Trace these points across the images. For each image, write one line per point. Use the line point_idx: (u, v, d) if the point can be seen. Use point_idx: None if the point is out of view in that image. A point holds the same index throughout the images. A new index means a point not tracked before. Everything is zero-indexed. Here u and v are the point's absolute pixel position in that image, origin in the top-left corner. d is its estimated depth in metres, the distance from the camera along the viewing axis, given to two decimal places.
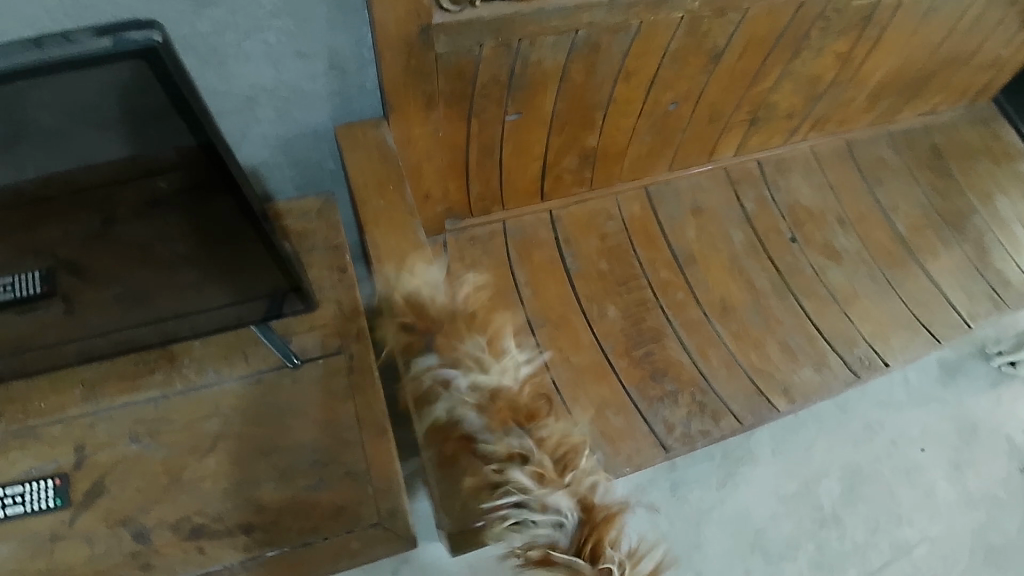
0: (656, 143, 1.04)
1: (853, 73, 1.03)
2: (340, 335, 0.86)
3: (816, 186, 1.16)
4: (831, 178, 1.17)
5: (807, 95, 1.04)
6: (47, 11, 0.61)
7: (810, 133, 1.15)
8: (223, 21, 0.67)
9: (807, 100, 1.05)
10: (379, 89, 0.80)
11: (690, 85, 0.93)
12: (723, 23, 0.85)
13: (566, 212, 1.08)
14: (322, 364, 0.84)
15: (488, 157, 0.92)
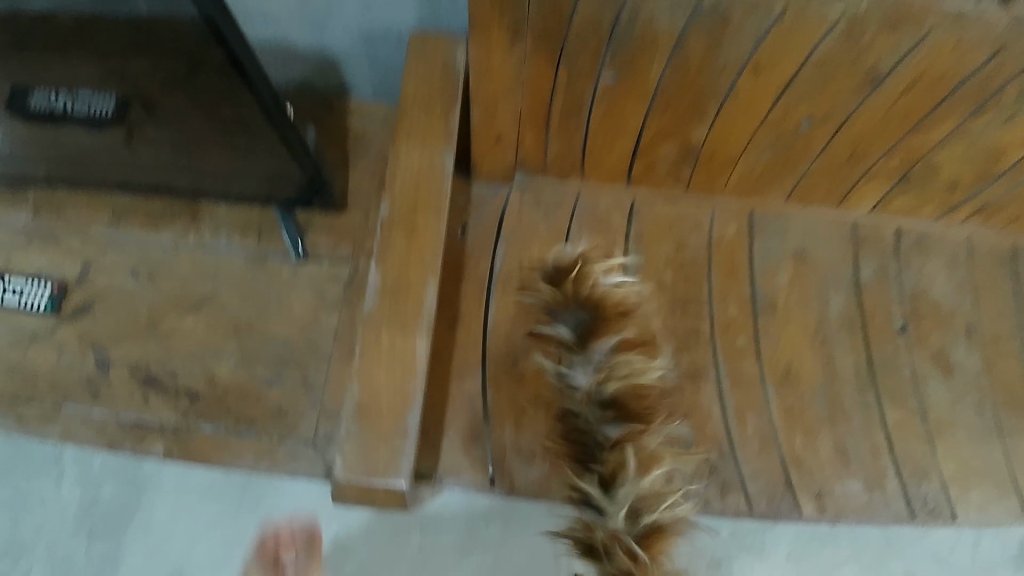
0: (773, 162, 0.90)
1: None
2: (353, 245, 0.82)
3: (956, 281, 0.95)
4: (976, 278, 0.95)
5: (980, 171, 0.84)
6: None
7: (974, 219, 0.94)
8: None
9: (979, 176, 0.85)
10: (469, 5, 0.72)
11: (831, 105, 0.79)
12: (891, 41, 0.69)
13: (649, 207, 0.98)
14: (323, 267, 0.82)
15: (574, 116, 0.84)
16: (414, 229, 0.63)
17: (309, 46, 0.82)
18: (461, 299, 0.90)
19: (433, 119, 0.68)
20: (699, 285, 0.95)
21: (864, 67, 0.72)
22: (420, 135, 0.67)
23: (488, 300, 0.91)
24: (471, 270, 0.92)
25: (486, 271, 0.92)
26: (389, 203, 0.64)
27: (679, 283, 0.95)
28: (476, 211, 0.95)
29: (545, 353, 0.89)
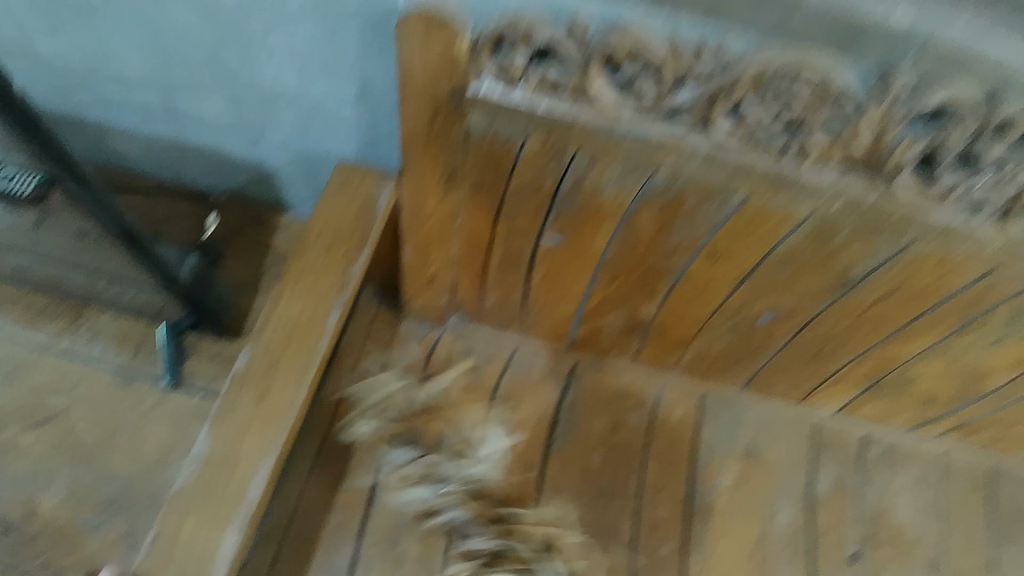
0: (732, 346, 0.80)
1: None
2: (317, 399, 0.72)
3: (923, 504, 0.87)
4: (948, 502, 0.87)
5: (962, 389, 0.80)
6: None
7: (950, 433, 0.87)
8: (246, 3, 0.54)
9: (959, 395, 0.81)
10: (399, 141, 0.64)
11: (796, 301, 0.72)
12: (867, 248, 0.64)
13: (591, 373, 0.86)
14: (194, 401, 0.76)
15: (511, 272, 0.74)
16: (266, 389, 0.56)
17: (244, 157, 0.74)
18: (358, 450, 0.80)
19: (328, 264, 0.61)
20: (631, 477, 0.83)
21: (839, 261, 0.66)
22: (307, 283, 0.60)
23: (385, 459, 0.79)
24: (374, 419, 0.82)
25: (389, 423, 0.80)
26: (252, 352, 0.58)
27: (609, 469, 0.83)
28: (399, 352, 0.85)
29: (436, 531, 0.77)
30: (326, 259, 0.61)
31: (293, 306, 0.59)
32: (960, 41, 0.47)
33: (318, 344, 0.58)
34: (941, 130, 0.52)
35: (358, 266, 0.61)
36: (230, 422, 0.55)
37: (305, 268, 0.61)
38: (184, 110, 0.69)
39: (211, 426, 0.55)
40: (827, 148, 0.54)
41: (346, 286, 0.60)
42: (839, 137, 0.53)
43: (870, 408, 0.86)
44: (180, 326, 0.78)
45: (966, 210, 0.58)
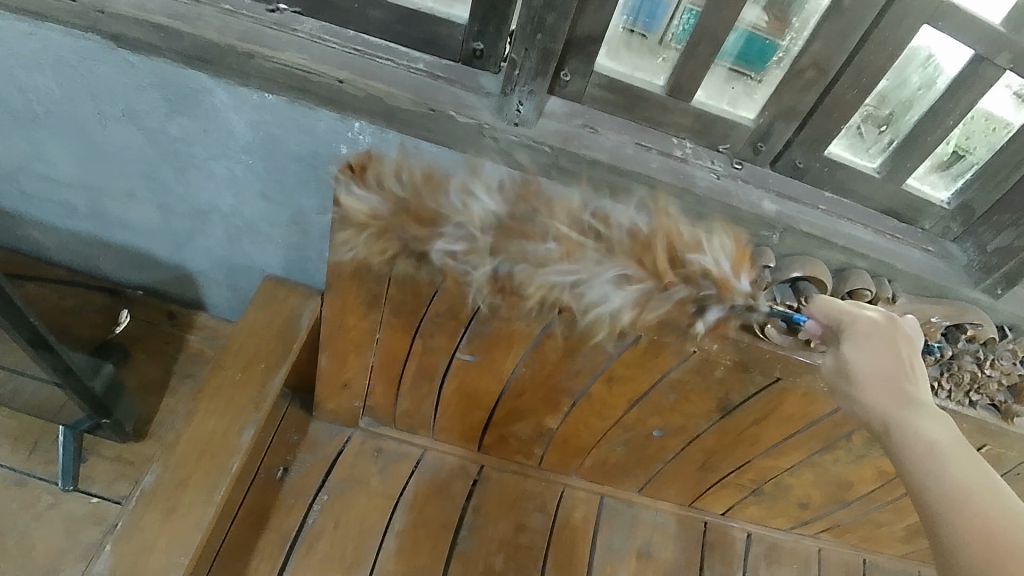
0: (626, 455, 0.86)
1: (894, 496, 0.88)
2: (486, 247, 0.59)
3: None
4: None
5: (831, 495, 0.89)
6: (54, 74, 0.57)
7: (824, 533, 0.96)
8: (193, 134, 0.60)
9: (828, 500, 0.90)
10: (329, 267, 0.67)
11: (683, 421, 0.79)
12: (744, 380, 0.72)
13: (496, 476, 0.89)
14: (90, 503, 0.76)
15: (425, 381, 0.78)
16: (172, 505, 0.58)
17: (167, 258, 0.77)
18: (256, 553, 0.78)
19: (246, 380, 0.65)
20: None
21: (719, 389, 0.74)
22: (221, 399, 0.63)
23: (285, 562, 0.78)
24: (275, 521, 0.80)
25: (293, 525, 0.80)
26: (161, 468, 0.59)
27: (511, 572, 0.84)
28: (306, 456, 0.84)
29: None
30: (242, 376, 0.65)
31: (210, 423, 0.62)
32: (812, 228, 0.63)
33: (229, 459, 0.60)
34: (802, 297, 0.64)
35: (275, 383, 0.65)
36: (135, 539, 0.56)
37: (224, 387, 0.64)
38: (112, 213, 0.71)
39: (115, 543, 0.55)
40: None
41: (261, 403, 0.64)
42: None
43: (752, 511, 0.94)
44: (81, 426, 0.77)
45: None
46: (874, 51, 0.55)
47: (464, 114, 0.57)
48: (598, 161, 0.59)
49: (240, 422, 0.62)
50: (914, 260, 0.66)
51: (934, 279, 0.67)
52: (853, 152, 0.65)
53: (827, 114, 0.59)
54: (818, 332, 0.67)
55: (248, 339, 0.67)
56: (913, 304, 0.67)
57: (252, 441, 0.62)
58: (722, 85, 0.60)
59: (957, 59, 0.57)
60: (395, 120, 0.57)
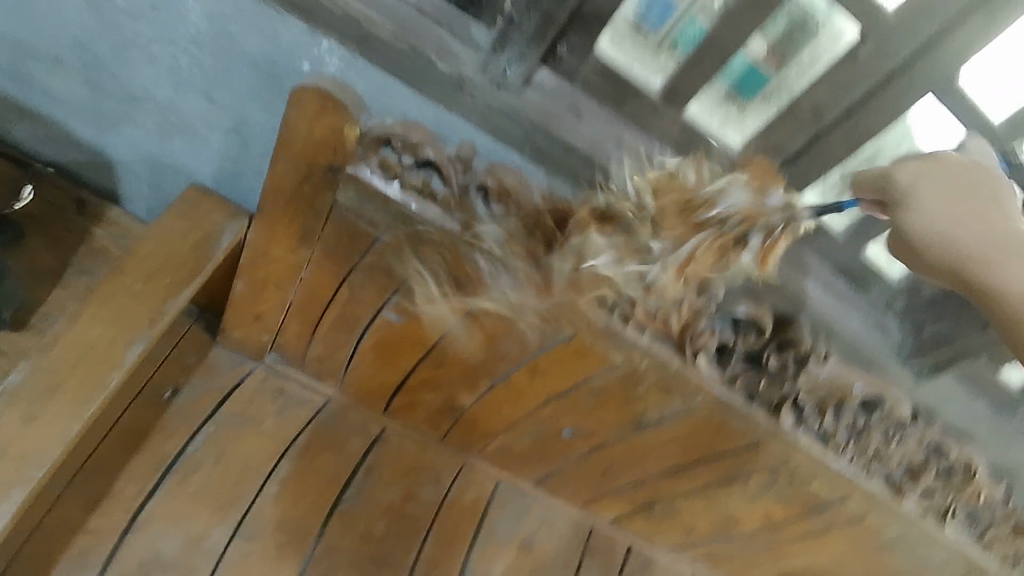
0: (532, 447, 0.84)
1: (774, 541, 0.90)
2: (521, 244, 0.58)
3: None
4: None
5: (716, 526, 0.91)
6: None
7: (701, 561, 0.98)
8: (141, 9, 0.54)
9: (713, 530, 0.91)
10: (282, 205, 0.62)
11: (595, 426, 0.78)
12: (664, 402, 0.72)
13: (397, 442, 0.86)
14: None
15: (344, 331, 0.74)
16: (36, 413, 0.54)
17: (86, 139, 0.69)
18: (123, 472, 0.72)
19: (146, 291, 0.60)
20: (410, 550, 0.83)
21: (636, 404, 0.73)
22: (114, 308, 0.59)
23: (155, 485, 0.73)
24: (153, 443, 0.75)
25: (171, 449, 0.75)
26: (35, 368, 0.56)
27: (390, 540, 0.82)
28: (200, 380, 0.79)
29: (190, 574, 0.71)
30: (144, 285, 0.61)
31: (94, 330, 0.58)
32: (769, 270, 0.61)
33: (108, 374, 0.57)
34: (741, 335, 0.64)
35: (176, 302, 0.60)
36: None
37: (119, 293, 0.60)
38: (31, 75, 0.63)
39: None
40: (646, 317, 0.63)
41: (157, 318, 0.59)
42: (663, 312, 0.62)
43: (639, 526, 0.95)
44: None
45: (747, 396, 0.69)
46: (874, 111, 0.54)
47: (443, 61, 0.52)
48: (574, 149, 0.55)
49: (128, 338, 0.58)
50: (850, 326, 0.68)
51: (861, 346, 0.69)
52: (824, 209, 0.63)
53: (811, 159, 0.58)
54: (744, 372, 0.67)
55: (157, 245, 0.62)
56: (841, 369, 0.67)
57: (139, 358, 0.58)
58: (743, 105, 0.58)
59: (945, 134, 0.58)
60: (371, 49, 0.52)
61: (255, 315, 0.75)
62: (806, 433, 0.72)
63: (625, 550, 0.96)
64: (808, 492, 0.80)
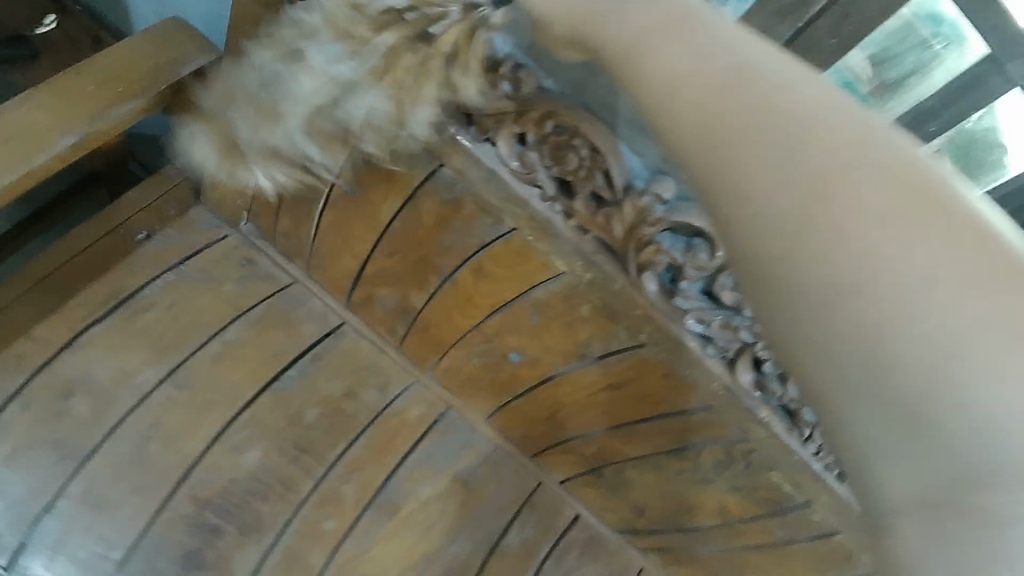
0: (481, 371, 0.80)
1: (731, 543, 0.80)
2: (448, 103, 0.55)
3: None
4: None
5: (668, 511, 0.82)
6: None
7: (653, 553, 0.89)
8: None
9: (664, 515, 0.83)
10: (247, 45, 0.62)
11: (542, 352, 0.72)
12: (608, 331, 0.66)
13: (353, 339, 0.84)
14: None
15: (308, 202, 0.74)
16: None
17: None
18: (77, 300, 0.75)
19: (98, 93, 0.61)
20: (336, 446, 0.80)
21: (580, 327, 0.67)
22: (64, 98, 0.60)
23: (103, 316, 0.75)
24: (114, 276, 0.77)
25: (128, 287, 0.77)
26: None
27: (318, 430, 0.80)
28: (177, 233, 0.81)
29: (113, 404, 0.73)
30: (98, 89, 0.61)
31: (38, 112, 0.59)
32: None
33: (36, 154, 0.57)
34: (689, 255, 0.56)
35: (125, 109, 0.61)
36: None
37: (79, 90, 0.61)
38: None
39: None
40: (588, 216, 0.58)
41: (99, 117, 0.60)
42: (604, 210, 0.57)
43: (591, 494, 0.87)
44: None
45: (702, 337, 0.61)
46: None
47: None
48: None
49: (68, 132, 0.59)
50: None
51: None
52: None
53: None
54: (698, 306, 0.60)
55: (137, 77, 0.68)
56: None
57: (72, 149, 0.59)
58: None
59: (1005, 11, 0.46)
60: None
61: (232, 175, 0.77)
62: (768, 405, 0.63)
63: (570, 518, 0.89)
64: (767, 482, 0.70)
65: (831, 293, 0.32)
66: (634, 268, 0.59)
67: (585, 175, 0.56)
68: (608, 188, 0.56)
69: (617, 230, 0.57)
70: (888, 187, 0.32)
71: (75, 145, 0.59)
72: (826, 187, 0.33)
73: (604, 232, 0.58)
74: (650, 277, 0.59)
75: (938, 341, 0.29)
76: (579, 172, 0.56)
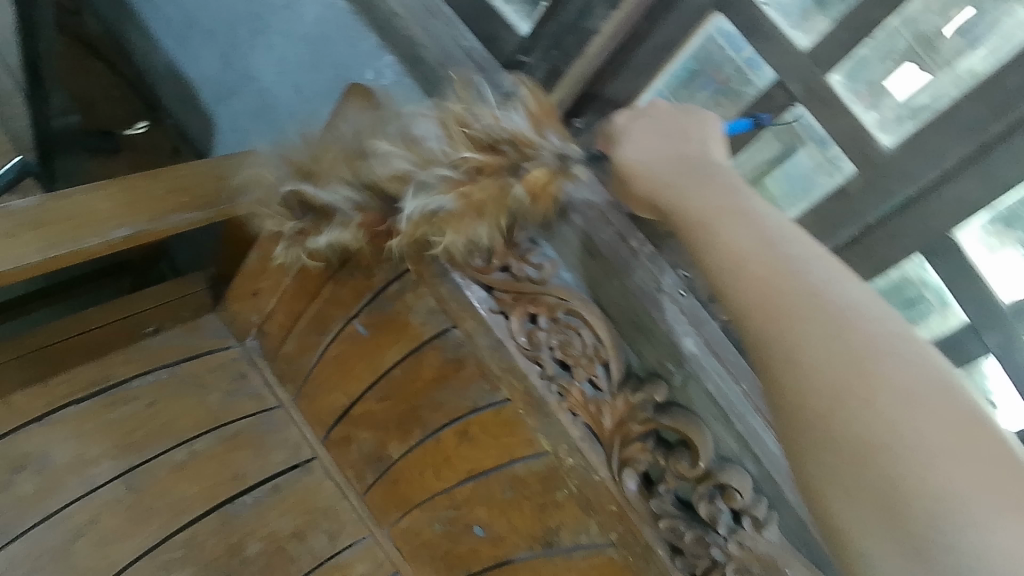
0: (440, 539, 0.77)
1: None
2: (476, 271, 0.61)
3: None
4: None
5: None
6: None
7: None
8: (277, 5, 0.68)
9: None
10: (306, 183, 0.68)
11: (506, 532, 0.71)
12: (578, 522, 0.65)
13: (318, 476, 0.83)
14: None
15: (317, 332, 0.77)
16: (11, 232, 0.56)
17: (203, 103, 0.81)
18: (63, 376, 0.75)
19: (163, 198, 0.65)
20: None
21: (552, 512, 0.66)
22: (131, 194, 0.63)
23: (83, 397, 0.75)
24: (109, 361, 0.77)
25: (117, 375, 0.77)
26: (32, 203, 0.58)
27: (255, 566, 0.76)
28: (182, 334, 0.83)
29: (58, 490, 0.70)
30: (164, 193, 0.65)
31: (103, 201, 0.61)
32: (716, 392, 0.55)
33: (89, 237, 0.59)
34: (671, 458, 0.57)
35: (182, 218, 0.65)
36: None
37: (147, 189, 0.64)
38: (187, 37, 0.78)
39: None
40: (580, 401, 0.60)
41: (158, 219, 0.63)
42: (597, 399, 0.59)
43: None
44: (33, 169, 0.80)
45: (671, 547, 0.60)
46: (859, 256, 0.57)
47: None
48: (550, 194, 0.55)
49: (124, 224, 0.61)
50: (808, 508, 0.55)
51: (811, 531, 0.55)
52: None
53: None
54: (672, 514, 0.59)
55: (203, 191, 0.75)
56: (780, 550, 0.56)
57: (123, 241, 0.61)
58: (766, 145, 0.58)
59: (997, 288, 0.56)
60: (419, 70, 0.61)
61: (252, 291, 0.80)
62: None
63: None
64: None
65: (853, 449, 0.36)
66: (616, 461, 0.60)
67: (587, 361, 0.59)
68: (604, 379, 0.58)
69: (607, 420, 0.59)
70: (908, 372, 0.37)
71: (127, 238, 0.61)
72: (868, 384, 0.37)
73: (595, 419, 0.60)
74: (631, 475, 0.60)
75: (949, 506, 0.33)
76: (581, 356, 0.59)
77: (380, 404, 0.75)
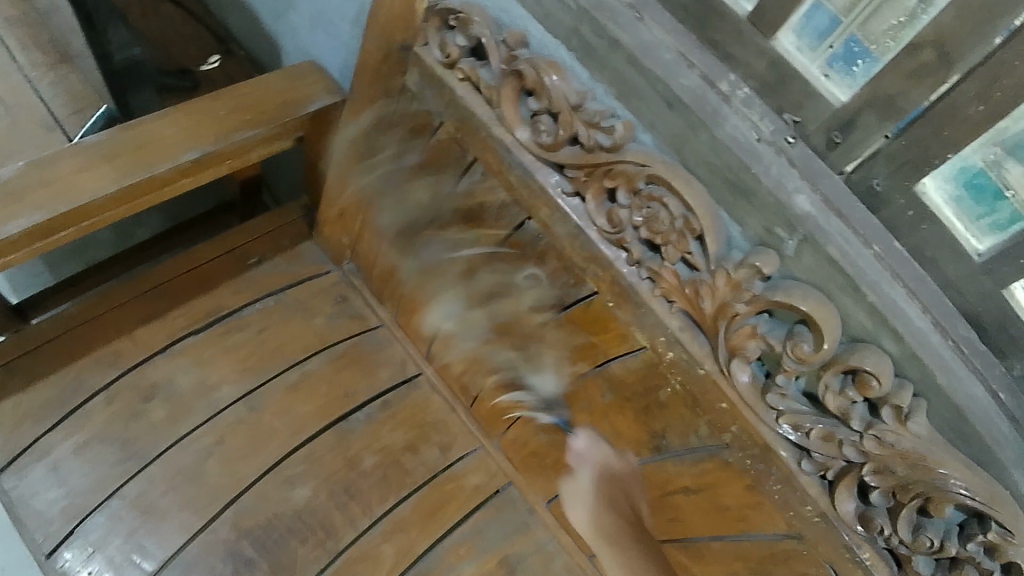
0: (549, 448, 0.74)
1: None
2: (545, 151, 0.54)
3: None
4: None
5: None
6: None
7: None
8: None
9: None
10: (365, 86, 0.64)
11: (613, 436, 0.66)
12: (687, 424, 0.59)
13: (427, 391, 0.82)
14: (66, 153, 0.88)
15: (402, 247, 0.75)
16: (87, 166, 0.58)
17: (270, 29, 0.81)
18: (180, 308, 0.79)
19: (225, 118, 0.64)
20: (386, 498, 0.76)
21: (655, 412, 0.60)
22: (195, 118, 0.63)
23: (199, 329, 0.79)
24: (218, 293, 0.81)
25: (227, 306, 0.81)
26: (107, 137, 0.61)
27: (372, 479, 0.76)
28: (281, 261, 0.85)
29: (188, 412, 0.75)
30: (225, 113, 0.64)
31: (168, 128, 0.62)
32: (840, 259, 0.45)
33: (159, 163, 0.60)
34: (790, 343, 0.49)
35: (246, 135, 0.63)
36: None
37: (209, 112, 0.64)
38: None
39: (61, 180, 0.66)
40: (674, 286, 0.52)
41: (222, 139, 0.63)
42: (693, 281, 0.51)
43: None
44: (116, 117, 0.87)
45: (798, 446, 0.52)
46: None
47: None
48: (619, 44, 0.49)
49: (191, 148, 0.62)
50: (965, 391, 0.46)
51: (971, 419, 0.46)
52: (957, 212, 0.44)
53: (936, 125, 0.42)
54: (797, 410, 0.51)
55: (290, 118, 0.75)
56: (930, 441, 0.47)
57: (192, 164, 0.61)
58: None
59: None
60: None
61: (337, 208, 0.79)
62: (872, 547, 0.52)
63: None
64: None
65: None
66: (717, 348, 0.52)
67: (676, 238, 0.51)
68: (697, 259, 0.50)
69: (706, 307, 0.51)
70: None
71: (195, 161, 0.61)
72: None
73: (694, 306, 0.52)
74: (740, 367, 0.52)
75: None
76: (670, 232, 0.51)
77: (472, 312, 0.71)
